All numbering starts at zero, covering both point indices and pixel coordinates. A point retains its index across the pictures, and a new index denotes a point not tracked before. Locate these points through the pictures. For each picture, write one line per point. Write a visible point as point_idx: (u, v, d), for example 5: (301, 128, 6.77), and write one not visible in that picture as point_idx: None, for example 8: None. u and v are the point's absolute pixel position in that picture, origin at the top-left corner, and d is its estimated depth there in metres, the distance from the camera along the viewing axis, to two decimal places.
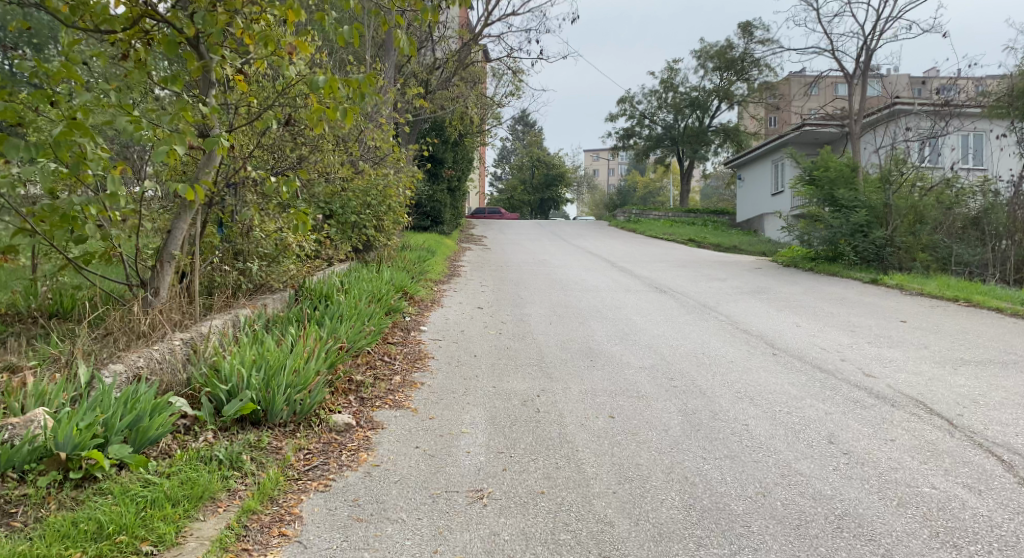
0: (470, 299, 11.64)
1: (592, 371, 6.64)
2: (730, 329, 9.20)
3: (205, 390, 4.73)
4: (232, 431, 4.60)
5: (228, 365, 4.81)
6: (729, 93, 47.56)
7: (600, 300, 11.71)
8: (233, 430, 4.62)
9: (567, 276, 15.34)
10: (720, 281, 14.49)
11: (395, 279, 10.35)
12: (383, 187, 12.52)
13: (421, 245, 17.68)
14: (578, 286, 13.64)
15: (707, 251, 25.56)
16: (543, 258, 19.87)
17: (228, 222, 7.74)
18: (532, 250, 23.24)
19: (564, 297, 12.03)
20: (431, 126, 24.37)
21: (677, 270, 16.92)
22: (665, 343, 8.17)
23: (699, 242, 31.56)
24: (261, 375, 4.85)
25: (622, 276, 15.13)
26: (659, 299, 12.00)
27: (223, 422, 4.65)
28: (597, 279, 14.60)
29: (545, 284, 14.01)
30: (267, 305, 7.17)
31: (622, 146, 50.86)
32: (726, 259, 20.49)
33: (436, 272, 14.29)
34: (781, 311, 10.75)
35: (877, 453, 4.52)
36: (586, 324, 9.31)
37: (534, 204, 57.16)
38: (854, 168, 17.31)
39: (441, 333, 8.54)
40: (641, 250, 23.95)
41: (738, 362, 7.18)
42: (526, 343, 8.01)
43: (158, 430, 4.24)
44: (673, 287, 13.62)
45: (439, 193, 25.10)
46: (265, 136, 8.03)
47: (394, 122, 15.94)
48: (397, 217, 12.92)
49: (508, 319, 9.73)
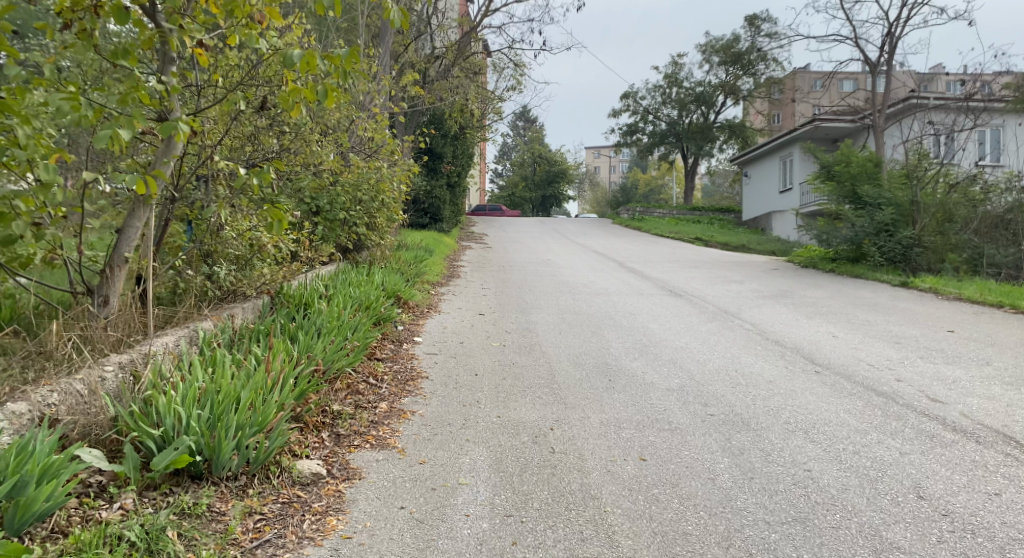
0: (469, 304, 10.69)
1: (613, 394, 5.69)
2: (759, 340, 8.24)
3: (132, 433, 3.81)
4: (159, 491, 3.68)
5: (163, 404, 3.88)
6: (735, 88, 46.56)
7: (612, 306, 10.74)
8: (162, 489, 3.69)
9: (574, 277, 14.40)
10: (737, 284, 13.54)
11: (386, 283, 9.39)
12: (376, 181, 11.54)
13: (419, 244, 16.74)
14: (586, 289, 12.67)
15: (717, 251, 24.59)
16: (547, 258, 18.93)
17: (195, 220, 6.79)
18: (535, 249, 22.31)
19: (573, 302, 11.06)
20: (429, 119, 23.43)
21: (690, 271, 15.97)
22: (690, 357, 7.22)
23: (706, 240, 30.63)
24: (206, 416, 3.92)
25: (633, 279, 14.16)
26: (675, 304, 11.05)
27: (150, 479, 3.72)
28: (606, 282, 13.64)
29: (549, 286, 13.01)
30: (235, 317, 6.23)
31: (626, 142, 49.91)
32: (738, 259, 19.52)
33: (433, 273, 13.34)
34: (812, 318, 9.79)
35: (987, 518, 3.59)
36: (600, 334, 8.36)
37: (535, 201, 56.29)
38: (877, 163, 16.32)
39: (436, 344, 7.60)
40: (648, 249, 22.99)
41: (779, 383, 6.23)
42: (530, 358, 7.03)
43: (45, 503, 3.27)
44: (688, 290, 12.64)
45: (438, 189, 24.19)
46: (236, 121, 7.05)
47: (389, 112, 14.99)
48: (391, 214, 11.98)
49: (510, 327, 8.77)
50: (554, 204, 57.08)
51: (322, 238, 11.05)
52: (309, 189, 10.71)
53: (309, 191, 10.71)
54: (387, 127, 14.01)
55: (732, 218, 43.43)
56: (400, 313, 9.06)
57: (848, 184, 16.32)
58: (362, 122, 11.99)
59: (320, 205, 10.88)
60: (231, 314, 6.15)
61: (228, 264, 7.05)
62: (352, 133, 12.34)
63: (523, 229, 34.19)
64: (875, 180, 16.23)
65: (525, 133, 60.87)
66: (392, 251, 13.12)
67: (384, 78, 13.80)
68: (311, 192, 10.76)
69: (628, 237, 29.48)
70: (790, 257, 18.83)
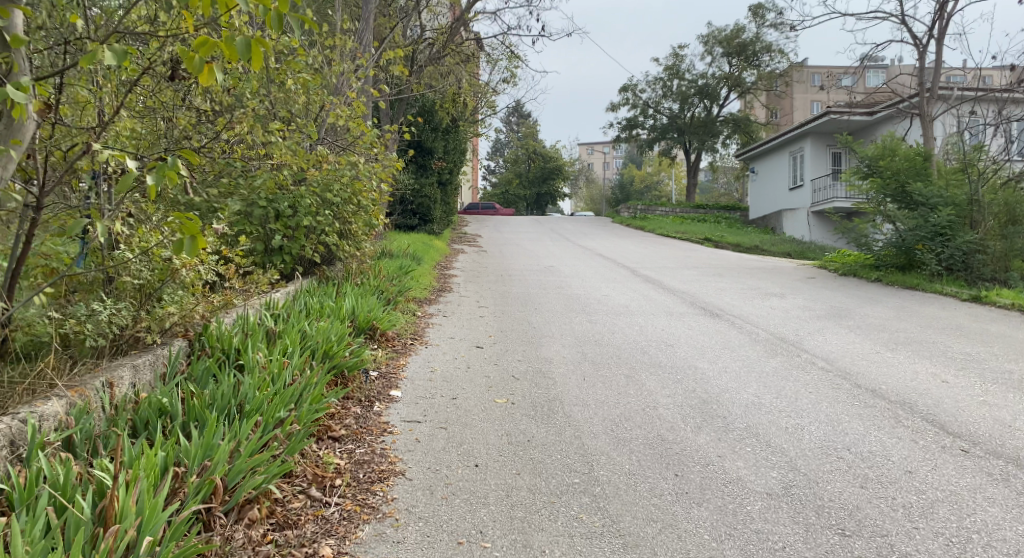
0: (465, 331, 8.69)
1: (692, 508, 3.77)
2: (850, 389, 6.24)
3: None
4: None
5: None
6: (739, 80, 44.32)
7: (641, 330, 8.77)
8: None
9: (585, 292, 12.39)
10: (779, 299, 11.54)
11: (357, 309, 7.33)
12: (350, 179, 9.60)
13: (406, 252, 14.73)
14: (604, 307, 10.64)
15: (733, 254, 22.50)
16: (550, 265, 16.92)
17: (82, 236, 4.72)
18: (535, 253, 20.29)
19: (591, 326, 9.05)
20: (418, 110, 21.34)
21: (717, 281, 13.99)
22: (774, 425, 5.21)
23: (717, 241, 28.63)
24: None
25: (656, 293, 12.17)
26: (717, 328, 9.05)
27: None
28: (625, 298, 11.62)
29: (557, 305, 10.92)
30: (117, 385, 4.17)
31: (624, 137, 47.86)
32: (763, 264, 17.54)
33: (420, 289, 11.31)
34: (896, 351, 7.76)
35: None
36: (638, 380, 6.38)
37: (531, 199, 54.15)
38: (926, 156, 14.28)
39: (416, 404, 5.49)
40: (659, 252, 20.99)
41: (929, 479, 4.21)
42: (553, 425, 5.03)
43: None
44: (725, 309, 10.60)
45: (428, 188, 22.11)
46: (133, 90, 4.99)
47: (369, 99, 12.93)
48: (370, 220, 9.93)
49: (514, 369, 6.70)
50: (550, 203, 55.00)
51: (280, 250, 9.03)
52: (264, 189, 8.67)
53: (265, 191, 8.68)
54: (366, 113, 11.94)
55: (738, 217, 41.48)
56: (374, 350, 6.97)
57: (894, 181, 14.22)
58: (338, 110, 9.96)
59: (276, 209, 8.82)
60: (109, 381, 4.07)
61: (128, 298, 4.96)
62: (322, 122, 10.33)
63: (519, 229, 32.20)
64: (924, 176, 14.15)
65: (518, 129, 58.71)
66: (372, 264, 11.08)
67: (363, 56, 11.73)
68: (266, 193, 8.71)
69: (632, 239, 27.43)
70: (822, 262, 16.89)
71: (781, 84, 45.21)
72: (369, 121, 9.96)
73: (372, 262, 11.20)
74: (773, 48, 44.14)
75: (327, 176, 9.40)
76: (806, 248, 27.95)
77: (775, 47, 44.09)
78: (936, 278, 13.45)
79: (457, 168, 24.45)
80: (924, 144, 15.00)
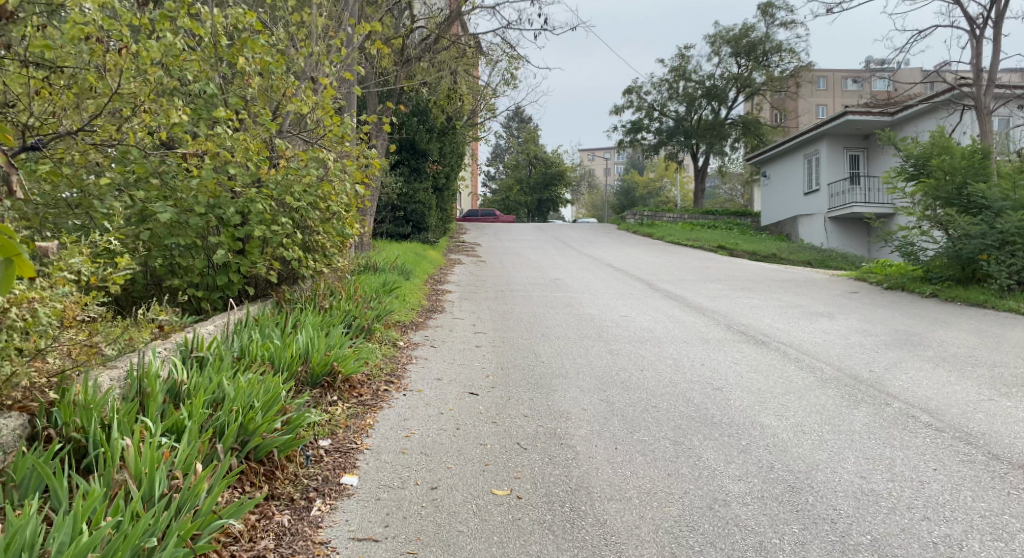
0: (458, 369, 7.00)
1: None
2: (987, 462, 4.50)
3: None
4: None
5: None
6: (749, 81, 42.68)
7: (676, 366, 7.05)
8: None
9: (599, 312, 10.65)
10: (829, 320, 9.79)
11: (312, 350, 5.63)
12: (316, 179, 7.91)
13: (393, 265, 13.05)
14: (625, 333, 8.90)
15: (754, 264, 20.67)
16: (556, 277, 15.21)
17: None
18: (539, 264, 18.60)
19: (614, 360, 7.33)
20: (411, 110, 19.76)
21: (747, 298, 12.27)
22: (914, 539, 3.49)
23: (731, 249, 26.87)
24: None
25: (683, 315, 10.40)
26: (769, 362, 7.32)
27: None
28: (649, 321, 9.86)
29: (567, 328, 9.16)
30: None
31: (629, 141, 46.22)
32: (793, 277, 15.79)
33: (405, 311, 9.56)
34: (1015, 398, 5.94)
35: None
36: (693, 449, 4.68)
37: (532, 205, 52.51)
38: (985, 155, 12.55)
39: (372, 503, 3.82)
40: (674, 263, 19.27)
41: None
42: (584, 547, 3.40)
43: None
44: (769, 336, 8.81)
45: (421, 193, 20.43)
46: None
47: (349, 92, 11.28)
48: (342, 227, 8.20)
49: (520, 432, 4.99)
50: (552, 209, 53.27)
51: (225, 265, 7.35)
52: (204, 191, 7.04)
53: (204, 195, 7.05)
54: (344, 104, 10.25)
55: (750, 223, 39.67)
56: (328, 408, 5.24)
57: (950, 183, 12.50)
58: (306, 99, 8.30)
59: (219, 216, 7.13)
60: None
61: None
62: (284, 113, 8.69)
63: (522, 237, 30.62)
64: (984, 177, 12.43)
65: (519, 133, 57.19)
66: (351, 281, 9.37)
67: (340, 37, 10.06)
68: (207, 196, 7.07)
69: (641, 247, 25.68)
70: (860, 273, 15.15)
71: (792, 85, 43.40)
72: (344, 111, 8.31)
73: (348, 278, 9.46)
74: (784, 47, 42.37)
75: (289, 175, 7.73)
76: (826, 257, 26.11)
77: (786, 46, 42.31)
78: (1002, 293, 11.70)
79: (455, 171, 22.79)
80: (981, 141, 13.24)
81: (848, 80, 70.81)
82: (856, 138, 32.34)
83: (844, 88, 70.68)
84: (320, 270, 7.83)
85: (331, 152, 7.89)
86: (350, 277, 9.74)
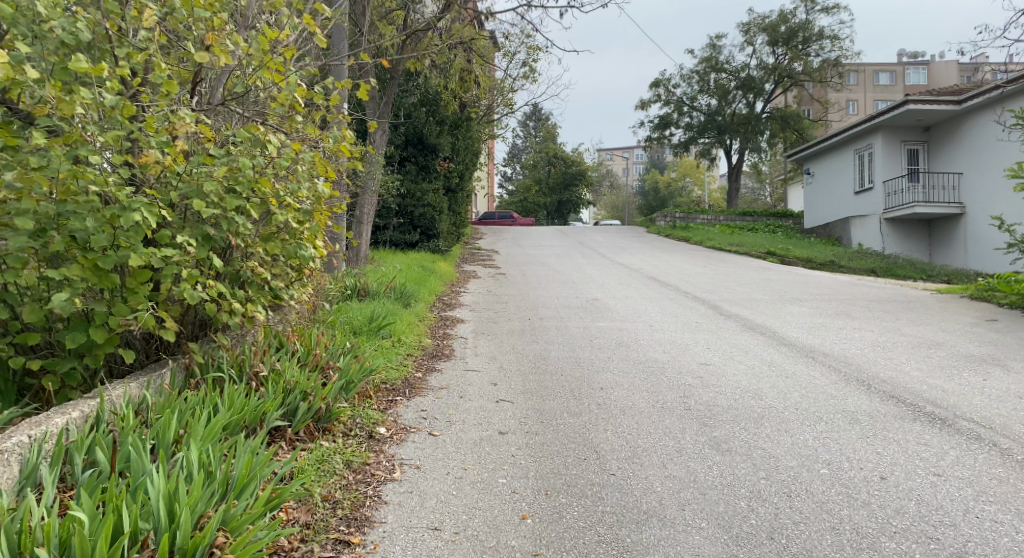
0: (473, 497, 4.05)
1: None
2: None
3: None
4: None
5: None
6: (788, 70, 39.51)
7: (841, 487, 4.14)
8: None
9: (669, 355, 7.79)
10: (1003, 371, 6.88)
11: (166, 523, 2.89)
12: (248, 175, 5.11)
13: (390, 286, 10.21)
14: (723, 401, 5.99)
15: (820, 275, 17.66)
16: (596, 298, 12.33)
17: None
18: (569, 278, 15.72)
19: (730, 472, 4.43)
20: (418, 100, 17.05)
21: (854, 329, 9.29)
22: None
23: (782, 256, 23.85)
24: None
25: (787, 362, 7.46)
26: (988, 469, 4.43)
27: None
28: (744, 375, 6.93)
29: (632, 391, 6.27)
30: None
31: (656, 137, 43.20)
32: (888, 295, 12.81)
33: (395, 365, 6.70)
34: None
35: None
36: None
37: (551, 206, 49.47)
38: None
39: None
40: (729, 276, 16.32)
41: None
42: None
43: None
44: (941, 404, 5.85)
45: (430, 194, 17.56)
46: None
47: (324, 56, 8.47)
48: (287, 247, 5.43)
49: None
50: (572, 210, 50.20)
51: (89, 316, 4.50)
52: (42, 194, 4.16)
53: (40, 196, 4.16)
54: (309, 65, 7.41)
55: (792, 224, 36.47)
56: None
57: None
58: (241, 57, 5.50)
59: (72, 235, 4.28)
60: None
61: None
62: (210, 76, 5.81)
63: (543, 241, 27.65)
64: None
65: (537, 131, 54.21)
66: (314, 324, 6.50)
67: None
68: (51, 202, 4.24)
69: (680, 254, 22.70)
70: (974, 290, 12.16)
71: (834, 75, 40.21)
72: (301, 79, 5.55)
73: (315, 321, 6.66)
74: (825, 34, 39.14)
75: (203, 167, 4.97)
76: (892, 267, 23.10)
77: (828, 33, 39.10)
78: None
79: (470, 169, 19.95)
80: None
81: (879, 73, 67.51)
82: (913, 131, 29.23)
83: (875, 81, 67.43)
84: (260, 319, 5.07)
85: (276, 133, 5.16)
86: (312, 320, 6.83)
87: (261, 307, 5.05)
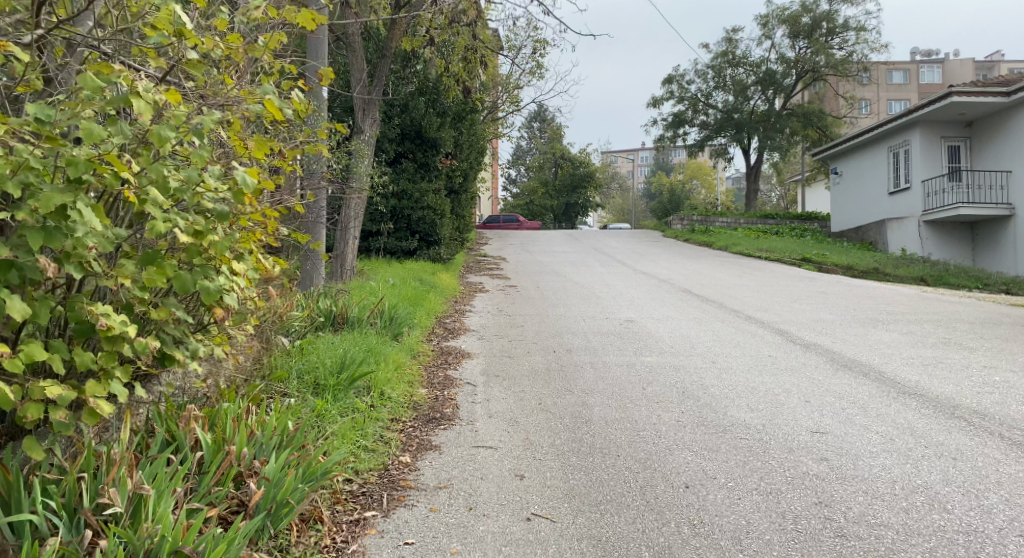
0: None
1: None
2: None
3: None
4: None
5: None
6: (810, 64, 37.25)
7: None
8: None
9: (761, 416, 5.56)
10: None
11: None
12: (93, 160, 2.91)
13: (376, 308, 7.96)
14: (890, 518, 3.80)
15: (876, 287, 15.43)
16: (630, 320, 10.10)
17: None
18: (591, 292, 13.49)
19: None
20: (415, 89, 14.89)
21: (985, 369, 7.05)
22: None
23: (819, 262, 21.60)
24: None
25: (934, 430, 5.24)
26: None
27: None
28: (888, 456, 4.71)
29: (738, 496, 4.07)
30: None
31: (669, 136, 40.91)
32: (982, 314, 10.58)
33: (366, 450, 4.49)
34: None
35: None
36: None
37: (558, 209, 47.21)
38: None
39: None
40: (775, 290, 14.08)
41: None
42: None
43: None
44: None
45: (429, 195, 15.29)
46: None
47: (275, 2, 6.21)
48: (173, 277, 3.26)
49: None
50: (580, 213, 47.94)
51: None
52: None
53: None
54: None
55: (816, 227, 34.19)
56: None
57: None
58: None
59: None
60: None
61: None
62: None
63: (553, 247, 25.43)
64: None
65: (543, 132, 52.00)
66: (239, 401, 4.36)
67: None
68: None
69: (707, 262, 20.45)
70: None
71: (859, 70, 37.97)
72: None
73: (247, 390, 4.48)
74: (850, 25, 36.91)
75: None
76: (942, 275, 20.86)
77: (853, 24, 36.88)
78: None
79: (474, 168, 17.71)
80: None
81: (894, 71, 65.17)
82: (954, 126, 26.96)
83: (889, 80, 65.14)
84: (111, 410, 2.84)
85: (139, 78, 2.99)
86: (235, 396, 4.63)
87: (113, 387, 2.88)
